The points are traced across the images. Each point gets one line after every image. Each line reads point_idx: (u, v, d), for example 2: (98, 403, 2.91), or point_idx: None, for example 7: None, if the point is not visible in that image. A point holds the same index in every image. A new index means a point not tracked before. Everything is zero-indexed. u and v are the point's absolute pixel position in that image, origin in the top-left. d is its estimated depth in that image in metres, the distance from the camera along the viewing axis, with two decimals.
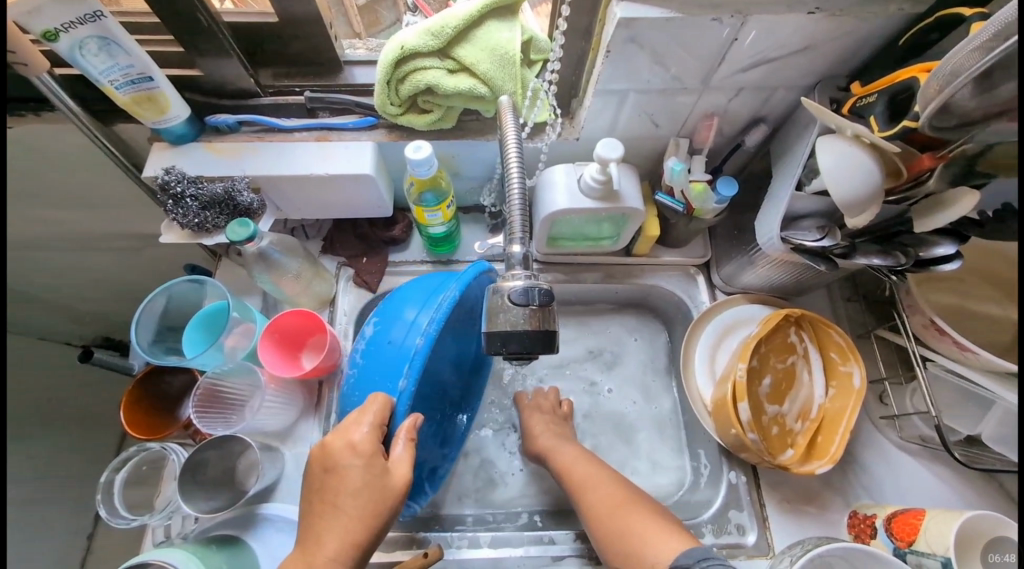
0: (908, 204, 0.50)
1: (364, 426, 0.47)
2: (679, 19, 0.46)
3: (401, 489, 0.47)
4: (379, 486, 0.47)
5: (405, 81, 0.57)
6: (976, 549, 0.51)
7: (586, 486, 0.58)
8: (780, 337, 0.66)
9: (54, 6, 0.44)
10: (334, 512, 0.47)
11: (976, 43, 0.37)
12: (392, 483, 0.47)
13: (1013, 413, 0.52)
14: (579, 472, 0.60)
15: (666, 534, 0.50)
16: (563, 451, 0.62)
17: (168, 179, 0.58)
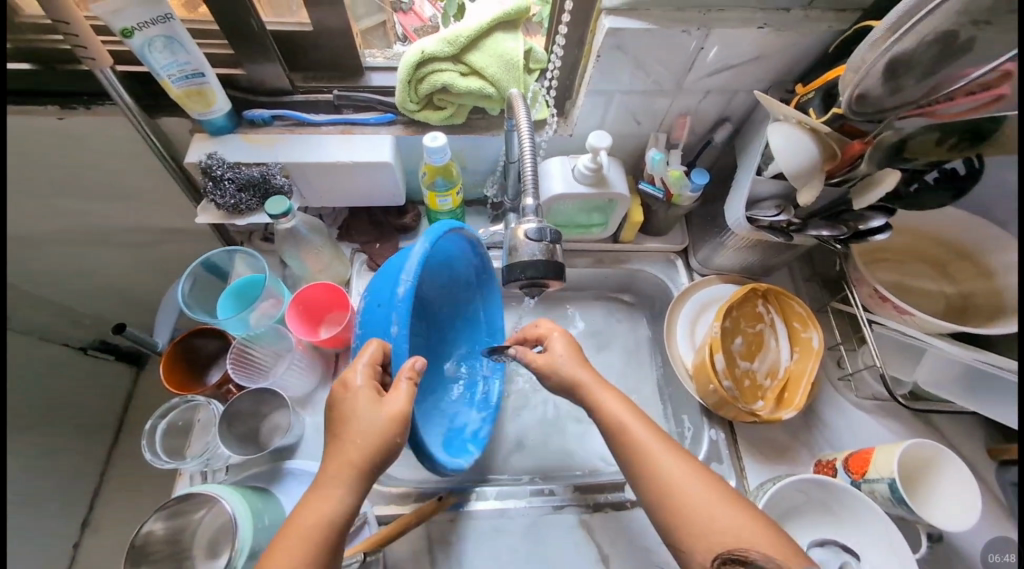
0: (848, 186, 0.60)
1: (360, 366, 0.49)
2: (656, 30, 0.57)
3: (403, 419, 0.48)
4: (383, 418, 0.48)
5: (424, 81, 0.67)
6: (919, 474, 0.59)
7: (645, 453, 0.52)
8: (750, 306, 0.74)
9: (133, 9, 0.52)
10: (344, 447, 0.48)
11: (873, 40, 0.50)
12: (394, 413, 0.48)
13: (941, 357, 0.62)
14: (627, 425, 0.54)
15: (753, 530, 0.45)
16: (605, 397, 0.56)
17: (211, 163, 0.65)
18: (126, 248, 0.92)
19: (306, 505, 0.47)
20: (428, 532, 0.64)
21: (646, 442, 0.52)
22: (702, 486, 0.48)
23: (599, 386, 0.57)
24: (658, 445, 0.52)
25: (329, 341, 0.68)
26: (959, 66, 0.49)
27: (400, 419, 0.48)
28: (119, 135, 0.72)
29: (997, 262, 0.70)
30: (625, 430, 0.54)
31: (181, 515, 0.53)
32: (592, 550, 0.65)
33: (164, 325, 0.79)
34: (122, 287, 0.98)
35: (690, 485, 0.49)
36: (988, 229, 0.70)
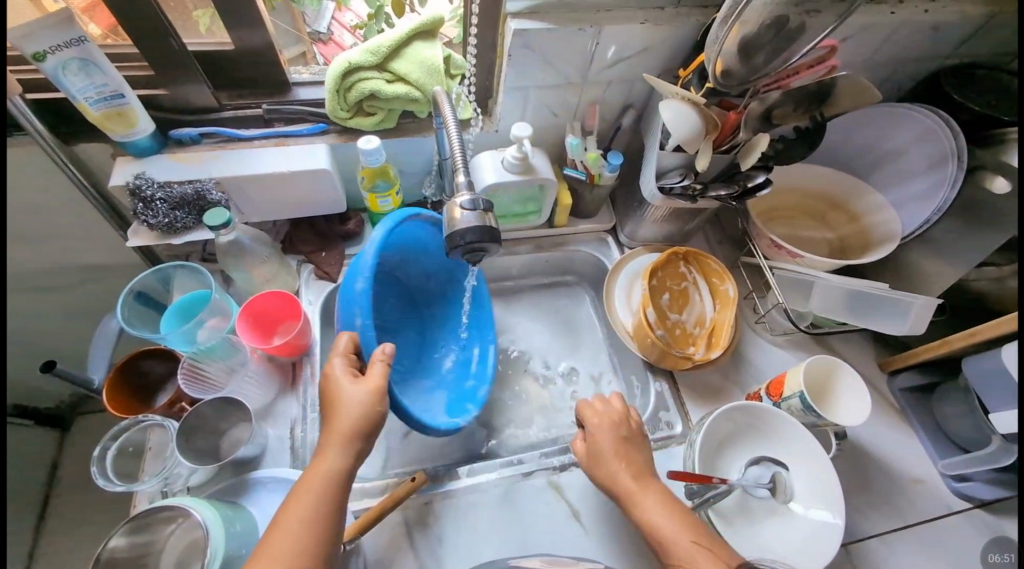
0: (735, 152, 0.71)
1: (337, 359, 0.58)
2: (555, 29, 0.65)
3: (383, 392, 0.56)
4: (355, 423, 0.54)
5: (352, 89, 0.71)
6: (825, 386, 0.69)
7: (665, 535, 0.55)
8: (674, 268, 0.83)
9: (46, 32, 0.52)
10: (320, 469, 0.52)
11: (719, 25, 0.61)
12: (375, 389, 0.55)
13: (827, 286, 0.73)
14: (652, 511, 0.57)
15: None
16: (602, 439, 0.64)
17: (139, 184, 0.65)
18: (42, 292, 0.86)
19: (280, 526, 0.48)
20: (405, 518, 0.66)
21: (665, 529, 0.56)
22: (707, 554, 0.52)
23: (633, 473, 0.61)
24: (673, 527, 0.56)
25: (282, 348, 0.68)
26: (796, 45, 0.62)
27: (367, 423, 0.55)
28: (28, 168, 0.69)
29: (863, 206, 0.84)
30: (655, 525, 0.57)
31: (143, 532, 0.53)
32: (564, 507, 0.69)
33: (101, 357, 0.71)
34: (40, 338, 0.92)
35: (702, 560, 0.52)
36: (852, 181, 0.84)
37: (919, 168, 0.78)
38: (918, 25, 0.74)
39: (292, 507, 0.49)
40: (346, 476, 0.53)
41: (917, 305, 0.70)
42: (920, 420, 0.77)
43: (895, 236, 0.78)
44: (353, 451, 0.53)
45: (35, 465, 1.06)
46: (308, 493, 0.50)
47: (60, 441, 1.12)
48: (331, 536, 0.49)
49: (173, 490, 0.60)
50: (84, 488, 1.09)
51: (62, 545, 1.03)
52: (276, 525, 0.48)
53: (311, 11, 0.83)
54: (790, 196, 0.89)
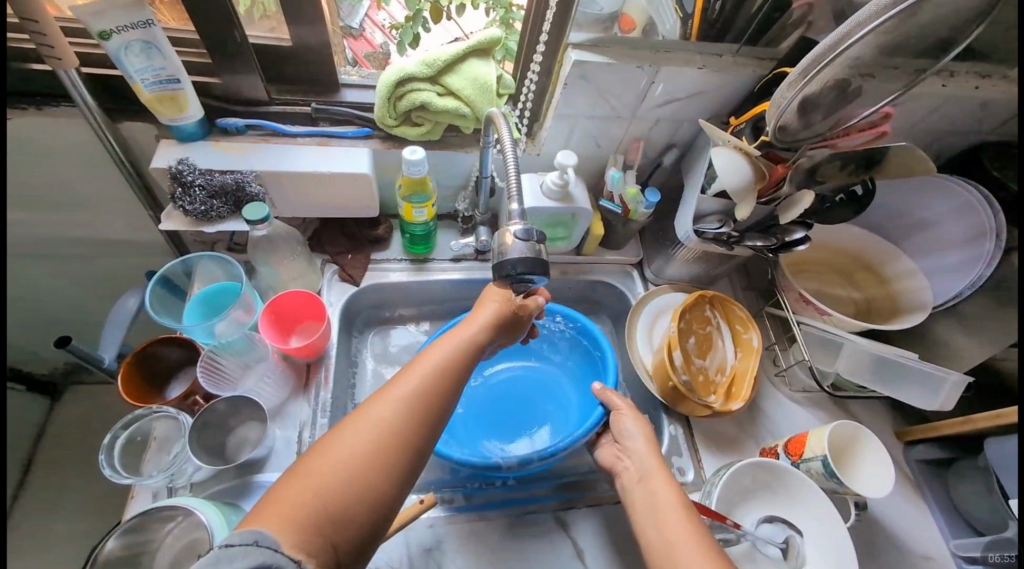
0: (776, 205, 0.71)
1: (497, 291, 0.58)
2: (615, 64, 0.66)
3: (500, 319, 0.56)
4: (503, 315, 0.56)
5: (402, 98, 0.71)
6: (846, 450, 0.68)
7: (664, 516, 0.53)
8: (700, 311, 0.82)
9: (116, 11, 0.52)
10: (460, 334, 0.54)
11: (789, 80, 0.60)
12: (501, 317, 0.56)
13: (856, 349, 0.72)
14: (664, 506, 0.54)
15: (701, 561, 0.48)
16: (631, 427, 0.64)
17: (180, 169, 0.64)
18: (59, 259, 0.85)
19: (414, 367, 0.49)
20: (406, 540, 0.64)
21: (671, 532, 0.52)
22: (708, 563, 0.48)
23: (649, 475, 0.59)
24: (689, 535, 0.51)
25: (302, 349, 0.67)
26: (852, 107, 0.63)
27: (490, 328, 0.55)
28: (68, 139, 0.68)
29: (894, 270, 0.83)
30: (668, 528, 0.52)
31: (142, 530, 0.51)
32: (569, 546, 0.67)
33: (112, 340, 0.68)
34: (51, 303, 0.91)
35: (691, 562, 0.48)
36: (884, 244, 0.84)
37: (956, 241, 0.77)
38: (968, 100, 0.74)
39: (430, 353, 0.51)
40: (458, 369, 0.51)
41: (951, 383, 0.68)
42: (934, 495, 0.75)
43: (926, 305, 0.77)
44: (470, 349, 0.53)
45: (18, 432, 1.03)
46: (418, 370, 0.49)
47: (48, 409, 1.10)
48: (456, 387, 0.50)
49: (176, 487, 0.59)
50: (65, 461, 1.05)
51: (32, 520, 0.99)
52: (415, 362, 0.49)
53: (348, 7, 0.84)
54: (821, 251, 0.88)
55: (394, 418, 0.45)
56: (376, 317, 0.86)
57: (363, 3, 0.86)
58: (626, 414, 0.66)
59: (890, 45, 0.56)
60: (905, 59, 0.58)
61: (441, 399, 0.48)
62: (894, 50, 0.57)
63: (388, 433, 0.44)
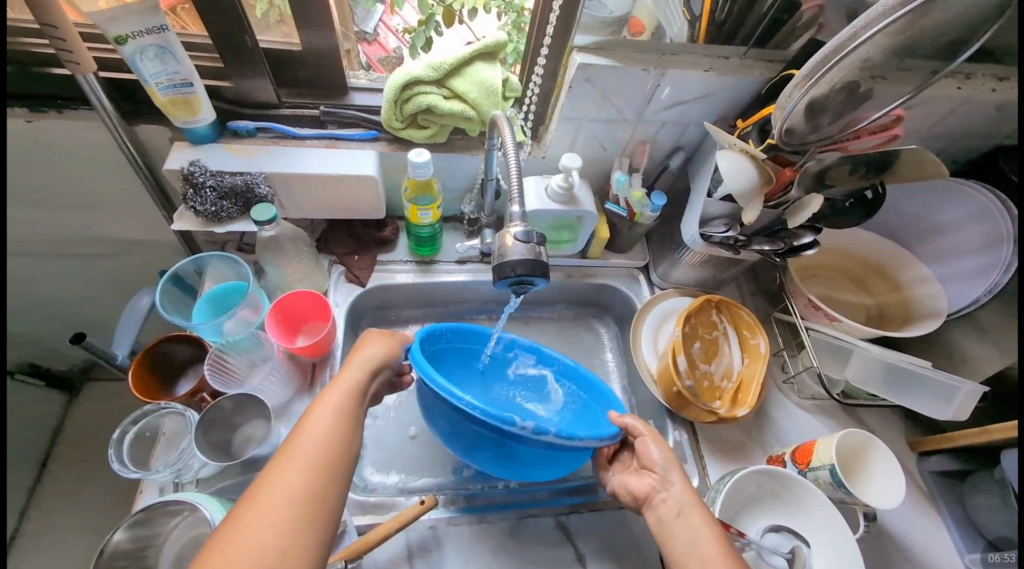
0: (783, 209, 0.70)
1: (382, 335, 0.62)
2: (620, 67, 0.66)
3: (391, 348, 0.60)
4: (368, 359, 0.57)
5: (409, 101, 0.72)
6: (855, 459, 0.66)
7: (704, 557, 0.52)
8: (706, 316, 0.81)
9: (131, 17, 0.54)
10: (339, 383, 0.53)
11: (797, 82, 0.59)
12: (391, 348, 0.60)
13: (866, 356, 0.71)
14: (702, 545, 0.53)
15: None
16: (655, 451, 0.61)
17: (192, 170, 0.66)
18: (77, 259, 0.88)
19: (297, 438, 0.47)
20: (407, 540, 0.64)
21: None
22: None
23: (687, 507, 0.56)
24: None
25: (307, 348, 0.68)
26: (863, 110, 0.62)
27: (383, 358, 0.59)
28: (87, 141, 0.70)
29: (907, 276, 0.81)
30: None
31: (148, 524, 0.52)
32: (570, 550, 0.66)
33: (125, 336, 0.70)
34: (70, 300, 0.94)
35: None
36: (897, 251, 0.82)
37: (971, 247, 0.75)
38: (985, 102, 0.72)
39: (310, 414, 0.49)
40: (361, 394, 0.53)
41: (964, 391, 0.66)
42: (949, 508, 0.73)
43: (940, 312, 0.75)
44: (368, 372, 0.56)
45: (37, 426, 1.06)
46: (327, 401, 0.51)
47: (65, 404, 1.13)
48: (349, 442, 0.48)
49: (183, 482, 0.60)
50: (82, 456, 1.08)
51: (48, 513, 1.01)
52: (296, 436, 0.47)
53: (361, 12, 0.85)
54: (832, 256, 0.87)
55: (311, 447, 0.46)
56: (382, 318, 0.86)
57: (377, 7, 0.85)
58: (660, 445, 0.62)
59: (902, 47, 0.55)
60: (919, 61, 0.57)
61: (336, 459, 0.46)
62: (906, 51, 0.56)
63: (308, 465, 0.45)
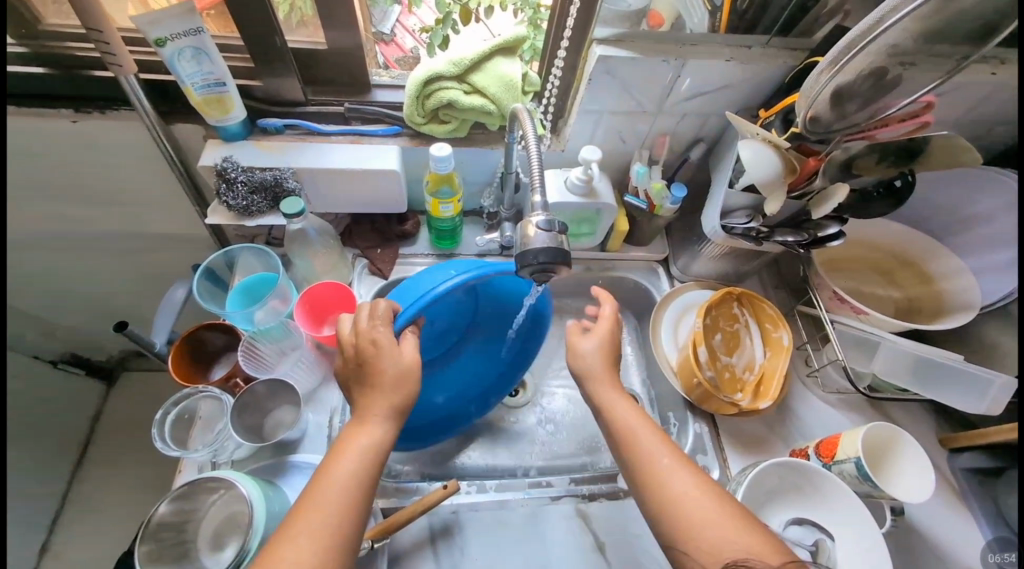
0: (806, 200, 0.68)
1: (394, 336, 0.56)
2: (640, 58, 0.66)
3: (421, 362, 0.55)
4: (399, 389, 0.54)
5: (431, 97, 0.73)
6: (880, 452, 0.65)
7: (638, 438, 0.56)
8: (727, 308, 0.80)
9: (170, 20, 0.57)
10: (358, 437, 0.52)
11: (821, 68, 0.57)
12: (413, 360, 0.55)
13: (894, 349, 0.69)
14: (638, 435, 0.56)
15: (684, 476, 0.52)
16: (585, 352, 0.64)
17: (226, 166, 0.69)
18: (118, 253, 0.93)
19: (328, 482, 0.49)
20: (430, 523, 0.66)
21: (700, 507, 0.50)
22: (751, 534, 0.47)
23: (603, 385, 0.61)
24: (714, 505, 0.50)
25: (333, 338, 0.70)
26: (891, 97, 0.60)
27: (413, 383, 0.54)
28: (127, 139, 0.74)
29: (936, 268, 0.79)
30: (682, 504, 0.50)
31: (192, 497, 0.55)
32: (589, 539, 0.67)
33: (163, 326, 0.73)
34: (110, 291, 1.00)
35: (682, 483, 0.51)
36: (927, 242, 0.80)
37: (1008, 238, 0.73)
38: None
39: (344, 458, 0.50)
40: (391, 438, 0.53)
41: (998, 385, 0.64)
42: (981, 506, 0.71)
43: (973, 305, 0.73)
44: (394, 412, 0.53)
45: (80, 412, 1.12)
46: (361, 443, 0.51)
47: (105, 393, 1.19)
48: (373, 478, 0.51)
49: (219, 462, 0.63)
50: (121, 440, 1.14)
51: (91, 494, 1.07)
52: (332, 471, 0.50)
53: (380, 11, 0.88)
54: (858, 247, 0.85)
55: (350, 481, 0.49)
56: None
57: (394, 8, 0.88)
58: (609, 390, 0.61)
59: (932, 31, 0.54)
60: (950, 46, 0.56)
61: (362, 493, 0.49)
62: (935, 36, 0.55)
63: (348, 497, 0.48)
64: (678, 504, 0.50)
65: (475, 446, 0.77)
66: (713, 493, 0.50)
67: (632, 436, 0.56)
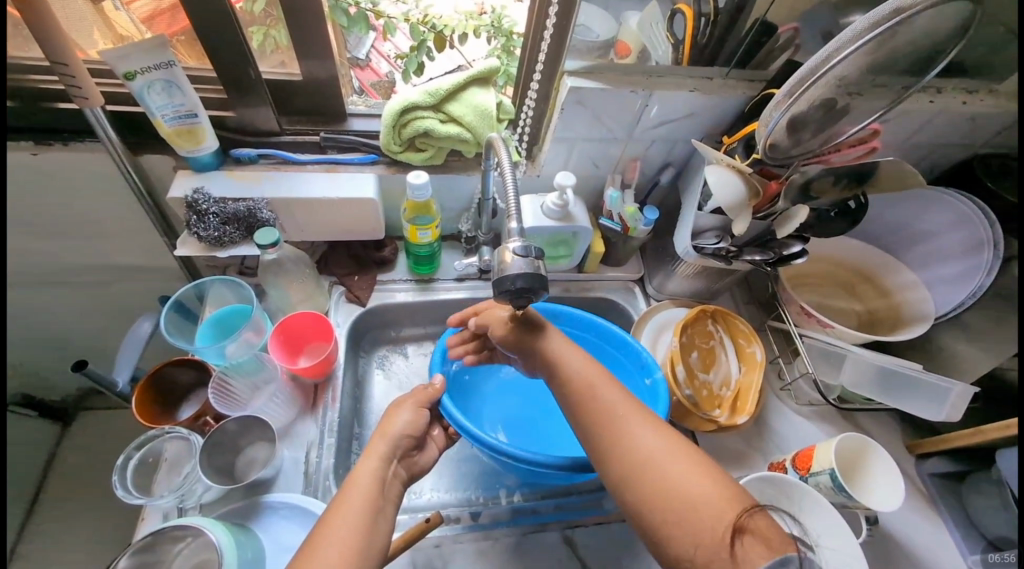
0: (771, 220, 0.72)
1: (410, 407, 0.62)
2: (609, 89, 0.69)
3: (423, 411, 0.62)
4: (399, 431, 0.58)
5: (407, 126, 0.74)
6: (853, 463, 0.67)
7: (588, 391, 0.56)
8: (702, 325, 0.82)
9: (139, 54, 0.56)
10: (358, 477, 0.53)
11: (777, 100, 0.61)
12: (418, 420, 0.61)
13: (859, 361, 0.72)
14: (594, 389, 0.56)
15: (644, 426, 0.52)
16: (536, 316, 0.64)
17: (197, 198, 0.67)
18: (78, 286, 0.89)
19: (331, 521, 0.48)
20: (412, 560, 0.64)
21: (660, 465, 0.49)
22: (715, 489, 0.47)
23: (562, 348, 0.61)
24: (676, 462, 0.49)
25: (309, 369, 0.69)
26: (842, 124, 0.65)
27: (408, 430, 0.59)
28: (91, 171, 0.72)
29: (893, 282, 0.84)
30: (645, 451, 0.50)
31: (155, 548, 0.51)
32: (576, 564, 0.66)
33: (127, 363, 0.69)
34: (70, 324, 0.95)
35: (646, 438, 0.51)
36: (883, 257, 0.85)
37: (953, 252, 0.78)
38: (956, 115, 0.76)
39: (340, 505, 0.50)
40: (386, 480, 0.54)
41: (957, 392, 0.67)
42: (949, 511, 0.74)
43: (928, 316, 0.77)
44: (386, 456, 0.56)
45: (32, 456, 1.05)
46: (357, 485, 0.52)
47: (60, 434, 1.12)
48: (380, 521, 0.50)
49: (186, 508, 0.60)
50: (77, 485, 1.07)
51: (43, 545, 0.99)
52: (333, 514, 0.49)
53: (353, 39, 0.86)
54: (821, 263, 0.89)
55: (357, 517, 0.49)
56: (383, 337, 0.87)
57: (369, 35, 0.86)
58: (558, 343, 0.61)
59: (876, 65, 0.59)
60: (891, 77, 0.60)
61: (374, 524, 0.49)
62: (879, 69, 0.59)
63: (355, 528, 0.48)
64: (644, 458, 0.50)
65: (456, 474, 0.76)
66: (680, 446, 0.51)
67: (584, 385, 0.56)
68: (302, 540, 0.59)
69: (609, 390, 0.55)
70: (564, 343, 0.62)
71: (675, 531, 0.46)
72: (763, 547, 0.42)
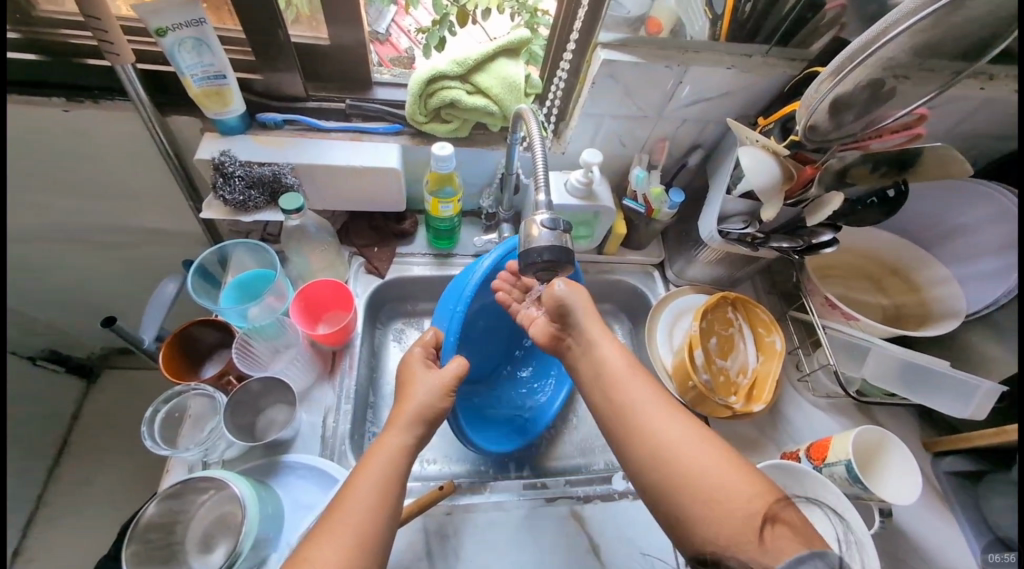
0: (802, 207, 0.70)
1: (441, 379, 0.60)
2: (643, 63, 0.67)
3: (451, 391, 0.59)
4: (422, 405, 0.58)
5: (433, 96, 0.73)
6: (870, 455, 0.66)
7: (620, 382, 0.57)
8: (722, 312, 0.81)
9: (171, 10, 0.56)
10: (382, 449, 0.53)
11: (821, 80, 0.59)
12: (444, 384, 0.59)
13: (883, 355, 0.71)
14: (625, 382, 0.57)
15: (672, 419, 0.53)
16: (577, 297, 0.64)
17: (223, 159, 0.68)
18: (103, 246, 0.91)
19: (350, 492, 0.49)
20: (424, 525, 0.65)
21: (692, 458, 0.49)
22: (744, 482, 0.47)
23: (593, 338, 0.62)
24: (708, 454, 0.50)
25: (328, 336, 0.69)
26: (886, 108, 0.62)
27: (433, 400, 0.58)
28: (119, 130, 0.72)
29: (923, 277, 0.81)
30: (669, 443, 0.51)
31: (181, 497, 0.53)
32: (584, 539, 0.67)
33: (153, 321, 0.71)
34: (97, 284, 0.98)
35: (670, 430, 0.52)
36: (915, 251, 0.82)
37: (991, 248, 0.75)
38: (1007, 104, 0.72)
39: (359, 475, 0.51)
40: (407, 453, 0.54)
41: (983, 392, 0.65)
42: (964, 509, 0.73)
43: (959, 312, 0.75)
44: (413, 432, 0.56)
45: (59, 408, 1.09)
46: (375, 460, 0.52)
47: (85, 389, 1.16)
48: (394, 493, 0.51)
49: (210, 461, 0.62)
50: (102, 438, 1.11)
51: (70, 492, 1.04)
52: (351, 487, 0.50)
53: (375, 11, 0.88)
54: (848, 254, 0.87)
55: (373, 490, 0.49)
56: (400, 309, 0.87)
57: (390, 8, 0.88)
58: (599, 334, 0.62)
59: (927, 46, 0.55)
60: (943, 61, 0.57)
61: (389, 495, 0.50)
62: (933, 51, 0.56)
63: (374, 501, 0.49)
64: (668, 449, 0.51)
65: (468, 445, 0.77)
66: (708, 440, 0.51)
67: (616, 376, 0.58)
68: (319, 499, 0.61)
69: (639, 384, 0.57)
70: (603, 333, 0.62)
71: (696, 521, 0.47)
72: (791, 532, 0.44)
